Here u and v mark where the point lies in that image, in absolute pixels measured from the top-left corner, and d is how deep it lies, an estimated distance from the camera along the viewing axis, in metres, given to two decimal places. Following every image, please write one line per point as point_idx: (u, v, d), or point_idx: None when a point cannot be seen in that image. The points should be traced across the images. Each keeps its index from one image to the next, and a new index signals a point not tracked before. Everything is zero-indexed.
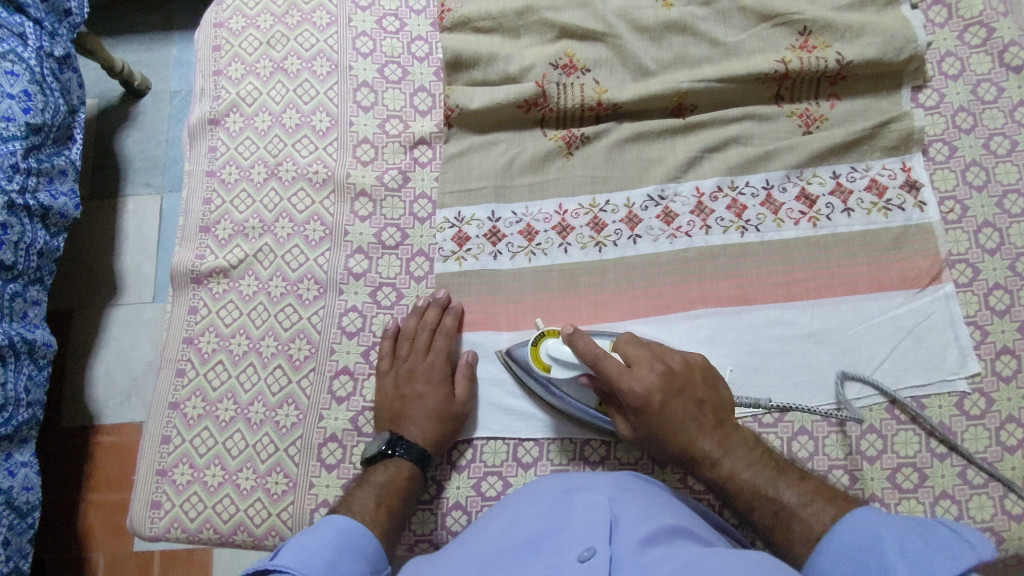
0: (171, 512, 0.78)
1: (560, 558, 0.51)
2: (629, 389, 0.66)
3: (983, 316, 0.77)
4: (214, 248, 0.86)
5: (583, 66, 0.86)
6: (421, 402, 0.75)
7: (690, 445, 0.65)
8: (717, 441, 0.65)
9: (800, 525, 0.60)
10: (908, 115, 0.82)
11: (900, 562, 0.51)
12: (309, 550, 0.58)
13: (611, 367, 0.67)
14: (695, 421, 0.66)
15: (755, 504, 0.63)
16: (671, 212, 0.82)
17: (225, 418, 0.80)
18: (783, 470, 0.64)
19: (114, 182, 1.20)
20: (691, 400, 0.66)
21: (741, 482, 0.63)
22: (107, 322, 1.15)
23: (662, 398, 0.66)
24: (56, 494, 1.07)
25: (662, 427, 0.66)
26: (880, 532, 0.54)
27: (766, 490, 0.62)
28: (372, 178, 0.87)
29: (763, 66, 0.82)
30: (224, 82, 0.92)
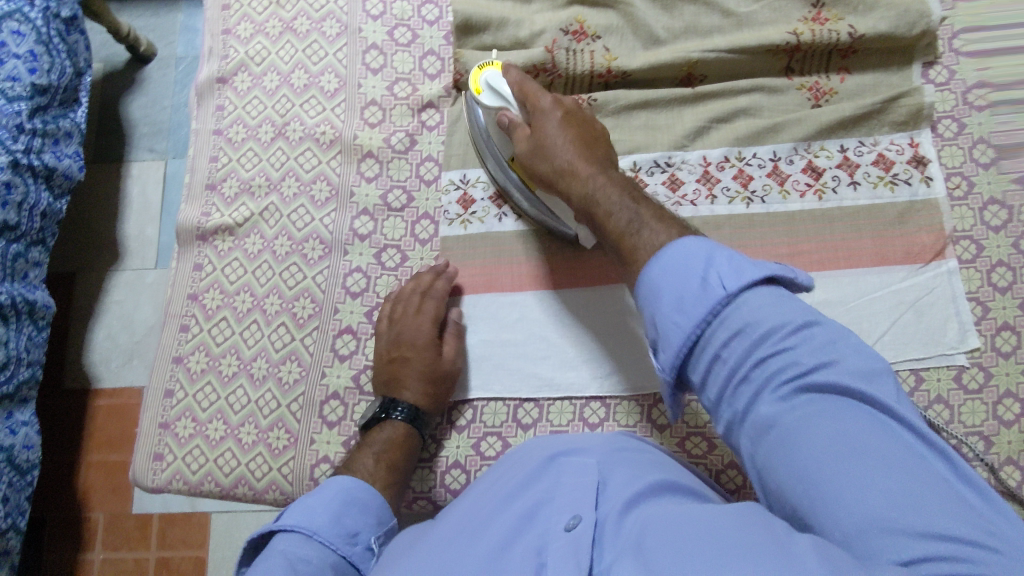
0: (173, 465, 0.79)
1: (548, 530, 0.51)
2: (538, 101, 0.70)
3: (985, 292, 0.77)
4: (220, 206, 0.86)
5: (593, 33, 0.86)
6: (411, 363, 0.75)
7: (569, 159, 0.66)
8: (589, 163, 0.66)
9: (643, 239, 0.59)
10: (918, 90, 0.82)
11: (724, 269, 0.51)
12: (317, 507, 0.59)
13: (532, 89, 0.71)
14: (580, 142, 0.67)
15: (604, 219, 0.63)
16: (677, 179, 0.82)
17: (228, 373, 0.81)
18: (643, 200, 0.63)
19: (120, 144, 1.20)
20: (586, 130, 0.69)
21: (600, 199, 0.64)
22: (109, 285, 1.15)
23: (559, 116, 0.68)
24: (57, 455, 1.09)
25: (547, 137, 0.68)
26: (708, 245, 0.53)
27: (621, 201, 0.62)
28: (380, 140, 0.87)
29: (774, 37, 0.82)
30: (233, 41, 0.92)
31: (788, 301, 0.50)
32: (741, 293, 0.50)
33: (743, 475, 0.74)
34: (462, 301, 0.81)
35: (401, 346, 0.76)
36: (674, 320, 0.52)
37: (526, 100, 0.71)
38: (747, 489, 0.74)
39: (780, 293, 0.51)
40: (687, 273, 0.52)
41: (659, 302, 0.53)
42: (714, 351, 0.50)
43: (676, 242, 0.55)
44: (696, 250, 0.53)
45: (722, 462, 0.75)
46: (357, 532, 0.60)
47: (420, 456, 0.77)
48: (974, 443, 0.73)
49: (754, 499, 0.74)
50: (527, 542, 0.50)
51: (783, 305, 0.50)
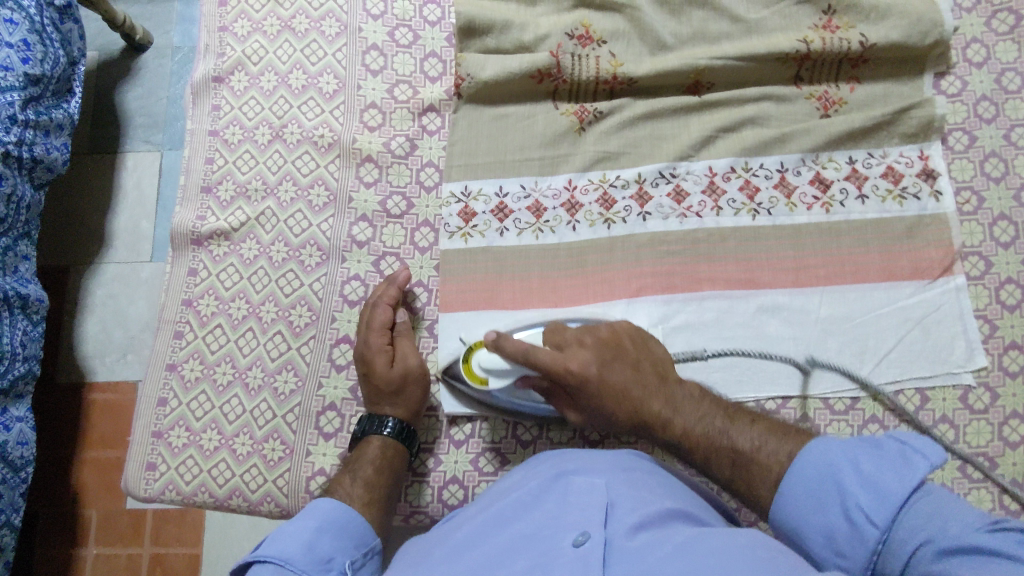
0: (167, 475, 0.78)
1: (554, 545, 0.50)
2: (563, 369, 0.64)
3: (993, 309, 0.76)
4: (215, 209, 0.85)
5: (599, 37, 0.84)
6: (375, 377, 0.73)
7: (638, 408, 0.63)
8: (661, 398, 0.63)
9: (761, 473, 0.54)
10: (930, 101, 0.80)
11: (859, 493, 0.48)
12: (287, 535, 0.57)
13: (545, 362, 0.65)
14: (630, 376, 0.64)
15: (713, 458, 0.59)
16: (682, 191, 0.81)
17: (223, 381, 0.79)
18: (733, 416, 0.60)
19: (114, 138, 1.18)
20: (626, 364, 0.65)
21: (697, 434, 0.60)
22: (103, 280, 1.13)
23: (595, 363, 0.65)
24: (50, 450, 1.07)
25: (611, 398, 0.64)
26: (821, 454, 0.51)
27: (716, 438, 0.59)
28: (379, 145, 0.85)
29: (784, 45, 0.80)
30: (230, 38, 0.90)
31: (946, 509, 0.44)
32: (893, 513, 0.46)
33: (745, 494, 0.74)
34: (459, 317, 0.79)
35: (365, 362, 0.74)
36: (832, 558, 0.48)
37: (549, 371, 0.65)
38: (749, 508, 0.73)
39: (938, 500, 0.45)
40: (823, 494, 0.50)
41: (806, 540, 0.50)
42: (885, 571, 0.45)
43: (800, 457, 0.52)
44: (815, 458, 0.51)
45: None
46: (332, 556, 0.58)
47: (414, 469, 0.76)
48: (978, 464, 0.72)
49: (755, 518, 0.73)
50: (531, 559, 0.49)
51: (954, 517, 0.44)
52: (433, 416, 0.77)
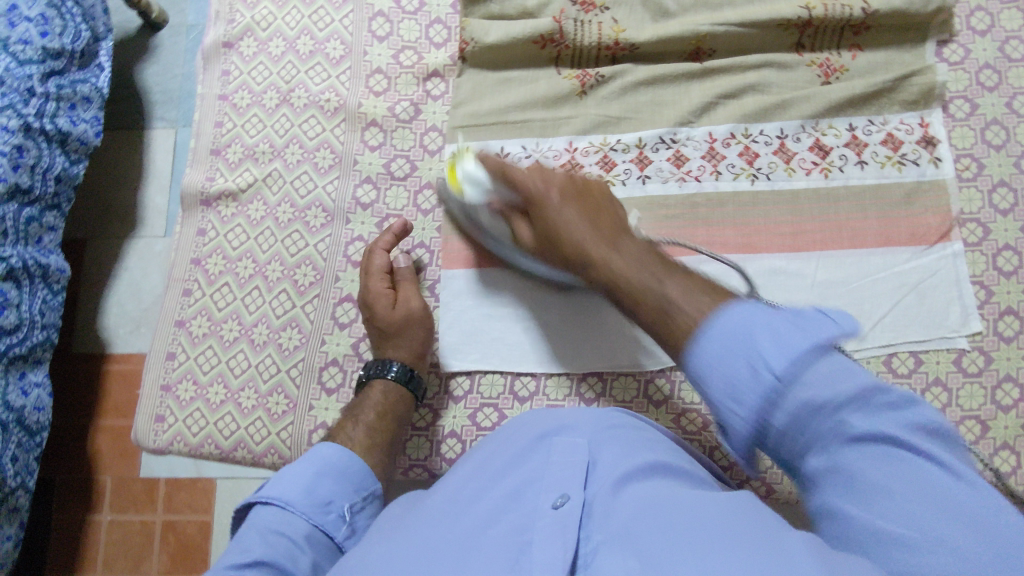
0: (175, 427, 0.80)
1: (536, 507, 0.52)
2: (532, 188, 0.67)
3: (989, 275, 0.76)
4: (224, 171, 0.87)
5: (602, 4, 0.85)
6: (376, 317, 0.76)
7: (580, 244, 0.64)
8: (601, 243, 0.62)
9: (678, 317, 0.51)
10: (931, 69, 0.80)
11: (767, 347, 0.43)
12: (290, 478, 0.60)
13: (520, 179, 0.67)
14: (581, 217, 0.65)
15: (635, 298, 0.57)
16: (682, 156, 0.81)
17: (229, 337, 0.82)
18: (668, 269, 0.56)
19: (129, 109, 1.21)
20: (589, 205, 0.66)
21: (620, 279, 0.59)
22: (118, 253, 1.16)
23: (557, 195, 0.66)
24: (66, 416, 1.10)
25: (556, 226, 0.65)
26: (748, 311, 0.45)
27: (647, 282, 0.56)
28: (384, 109, 0.86)
29: (786, 12, 0.81)
30: (240, 6, 0.91)
31: (848, 371, 0.42)
32: (798, 371, 0.42)
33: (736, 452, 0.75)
34: (463, 274, 0.80)
35: (367, 308, 0.77)
36: (727, 410, 0.44)
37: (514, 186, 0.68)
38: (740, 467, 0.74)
39: (839, 362, 0.42)
40: (737, 346, 0.44)
41: (707, 389, 0.45)
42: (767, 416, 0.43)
43: (722, 314, 0.46)
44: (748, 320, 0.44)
45: (715, 439, 0.75)
46: (331, 499, 0.61)
47: (415, 424, 0.78)
48: (970, 426, 0.73)
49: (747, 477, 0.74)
50: (512, 521, 0.51)
51: (851, 382, 0.41)
52: (435, 372, 0.79)
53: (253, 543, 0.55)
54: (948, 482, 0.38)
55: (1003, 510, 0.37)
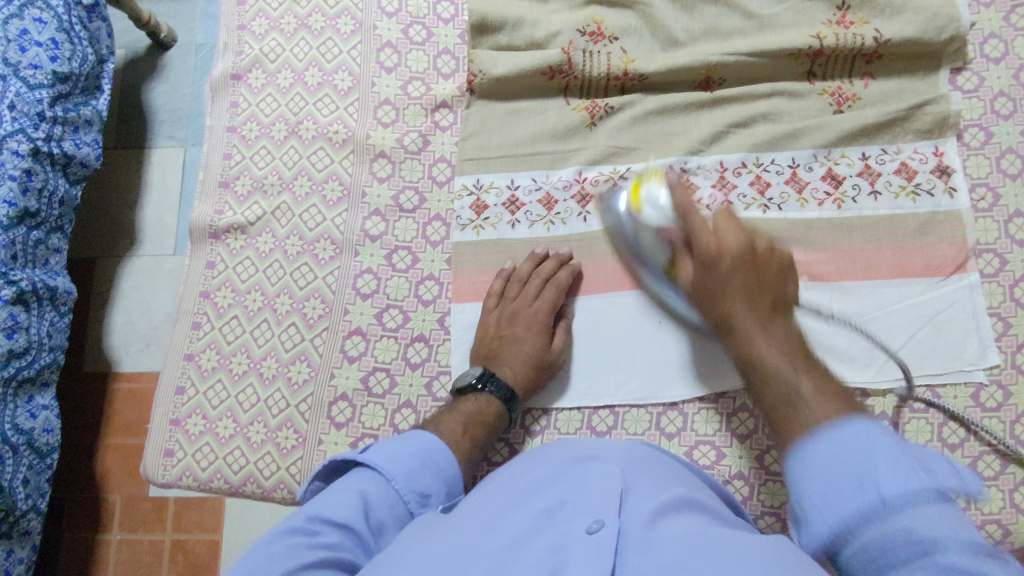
0: (184, 461, 0.80)
1: (570, 528, 0.51)
2: (705, 245, 0.61)
3: (1007, 307, 0.75)
4: (233, 204, 0.87)
5: (611, 34, 0.84)
6: (523, 352, 0.74)
7: (734, 313, 0.58)
8: (756, 320, 0.57)
9: (801, 418, 0.49)
10: (945, 97, 0.79)
11: (885, 472, 0.42)
12: (399, 454, 0.61)
13: (694, 222, 0.63)
14: (747, 286, 0.58)
15: (768, 392, 0.53)
16: (692, 185, 0.81)
17: (238, 371, 0.81)
18: (809, 365, 0.54)
19: (139, 133, 1.21)
20: (764, 276, 0.59)
21: (764, 362, 0.55)
22: (125, 272, 1.16)
23: (729, 258, 0.60)
24: (76, 437, 1.10)
25: (719, 285, 0.60)
26: (867, 431, 0.44)
27: (785, 373, 0.53)
28: (392, 140, 0.86)
29: (797, 41, 0.80)
30: (248, 37, 0.92)
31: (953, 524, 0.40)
32: (906, 503, 0.40)
33: (751, 487, 0.73)
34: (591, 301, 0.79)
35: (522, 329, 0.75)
36: (817, 511, 0.43)
37: (694, 237, 0.62)
38: (755, 502, 0.72)
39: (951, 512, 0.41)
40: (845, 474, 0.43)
41: (801, 487, 0.45)
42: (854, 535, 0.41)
43: (842, 424, 0.45)
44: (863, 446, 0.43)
45: (729, 473, 0.73)
46: (429, 493, 0.61)
47: None
48: (988, 462, 0.71)
49: (761, 512, 0.72)
50: (547, 540, 0.50)
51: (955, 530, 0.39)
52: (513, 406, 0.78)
53: (346, 501, 0.56)
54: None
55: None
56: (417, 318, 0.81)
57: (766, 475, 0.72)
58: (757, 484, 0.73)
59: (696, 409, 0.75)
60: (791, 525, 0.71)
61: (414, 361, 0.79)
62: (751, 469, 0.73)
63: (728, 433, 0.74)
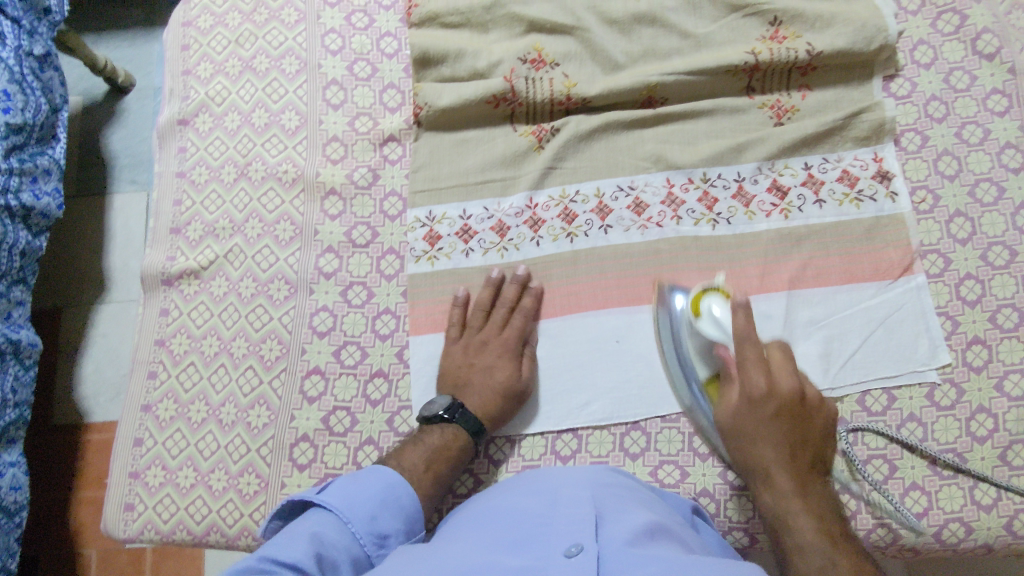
0: (145, 514, 0.78)
1: (548, 550, 0.52)
2: (756, 388, 0.62)
3: (954, 306, 0.76)
4: (185, 249, 0.86)
5: (551, 60, 0.85)
6: (492, 382, 0.74)
7: (772, 465, 0.62)
8: (793, 481, 0.62)
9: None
10: (879, 105, 0.81)
11: None
12: (357, 495, 0.63)
13: (751, 365, 0.63)
14: (787, 450, 0.62)
15: (795, 560, 0.59)
16: (641, 202, 0.82)
17: (197, 419, 0.80)
18: (843, 544, 0.58)
19: (101, 180, 1.23)
20: (804, 431, 0.62)
21: (792, 521, 0.61)
22: (96, 319, 1.16)
23: (773, 411, 0.62)
24: (49, 492, 1.08)
25: (756, 438, 0.63)
26: None
27: (818, 552, 0.58)
28: (342, 177, 0.86)
29: (733, 58, 0.82)
30: (193, 81, 0.92)
31: None
32: None
33: (717, 503, 0.72)
34: (551, 323, 0.79)
35: (493, 359, 0.75)
36: None
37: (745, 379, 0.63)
38: (721, 517, 0.72)
39: None
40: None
41: None
42: None
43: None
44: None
45: (694, 490, 0.73)
46: (386, 535, 0.63)
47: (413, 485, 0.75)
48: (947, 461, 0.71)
49: (729, 527, 0.72)
50: (525, 561, 0.51)
51: None
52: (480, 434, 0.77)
53: (298, 542, 0.57)
54: None
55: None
56: (375, 353, 0.80)
57: (730, 491, 0.72)
58: (723, 499, 0.72)
59: (659, 428, 0.75)
60: (757, 538, 0.71)
61: (374, 398, 0.79)
62: (716, 484, 0.72)
63: (691, 451, 0.74)
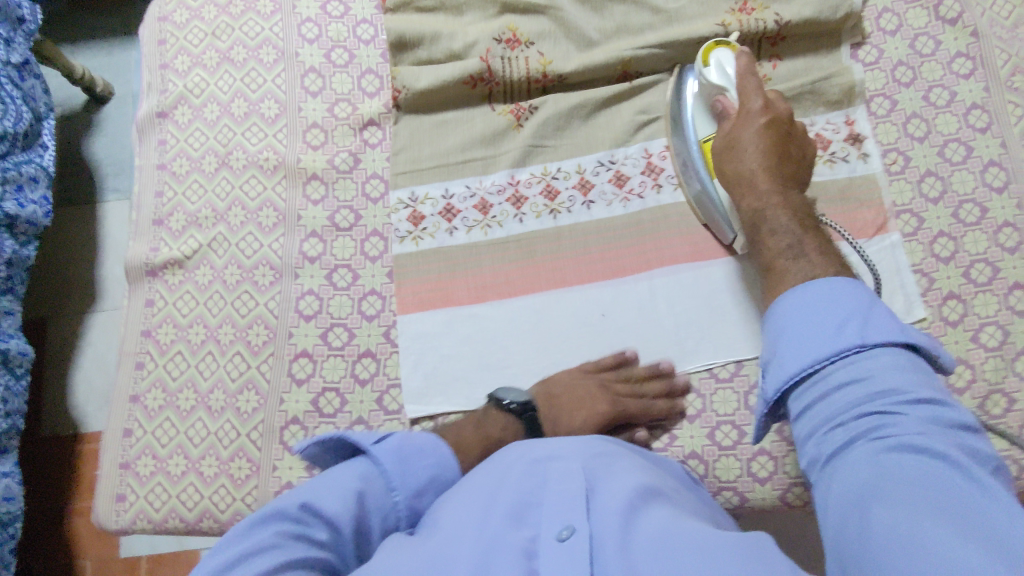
0: (137, 504, 0.78)
1: (539, 534, 0.52)
2: (752, 104, 0.69)
3: (929, 263, 0.77)
4: (168, 240, 0.86)
5: (526, 39, 0.87)
6: (570, 426, 0.72)
7: (757, 168, 0.67)
8: (774, 180, 0.66)
9: (782, 265, 0.61)
10: (848, 69, 0.83)
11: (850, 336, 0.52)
12: (411, 460, 0.60)
13: (748, 87, 0.70)
14: (774, 156, 0.67)
15: (766, 234, 0.64)
16: (622, 175, 0.83)
17: (186, 407, 0.80)
18: (808, 227, 0.63)
19: (85, 187, 1.22)
20: (789, 147, 0.68)
21: (769, 214, 0.65)
22: (84, 329, 1.16)
23: (763, 123, 0.68)
24: (45, 504, 1.08)
25: (745, 142, 0.68)
26: (844, 299, 0.53)
27: (789, 228, 0.63)
28: (323, 162, 0.87)
29: (703, 30, 0.83)
30: (171, 75, 0.92)
31: (910, 381, 0.49)
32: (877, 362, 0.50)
33: (705, 464, 0.73)
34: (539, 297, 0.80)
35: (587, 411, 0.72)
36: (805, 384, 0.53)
37: (743, 98, 0.70)
38: (711, 478, 0.72)
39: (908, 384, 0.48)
40: (824, 319, 0.53)
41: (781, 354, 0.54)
42: (823, 390, 0.51)
43: (828, 281, 0.55)
44: (843, 291, 0.54)
45: (683, 453, 0.73)
46: (423, 511, 0.61)
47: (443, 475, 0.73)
48: None
49: (718, 488, 0.72)
50: (515, 543, 0.51)
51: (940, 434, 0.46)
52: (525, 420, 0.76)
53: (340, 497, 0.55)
54: (958, 482, 0.42)
55: (999, 496, 0.41)
56: (362, 334, 0.81)
57: (718, 451, 0.73)
58: (711, 460, 0.73)
59: None
60: (747, 497, 0.72)
61: (363, 377, 0.79)
62: (703, 446, 0.73)
63: (678, 415, 0.75)
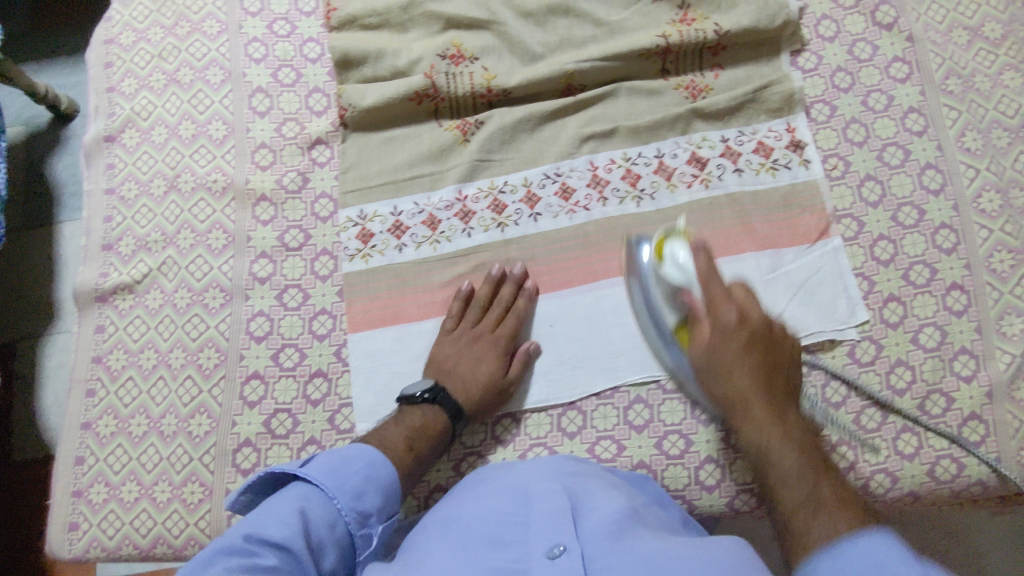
0: (89, 533, 0.77)
1: (528, 556, 0.53)
2: (724, 319, 0.63)
3: (870, 266, 0.78)
4: (118, 264, 0.86)
5: (470, 55, 0.87)
6: (479, 376, 0.75)
7: (746, 393, 0.61)
8: (770, 412, 0.60)
9: (802, 523, 0.52)
10: (787, 77, 0.84)
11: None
12: (343, 470, 0.63)
13: (714, 288, 0.65)
14: (763, 381, 0.62)
15: (778, 485, 0.57)
16: (568, 188, 0.84)
17: (138, 433, 0.80)
18: (822, 472, 0.56)
19: (47, 209, 1.22)
20: (773, 355, 0.63)
21: (772, 459, 0.58)
22: (46, 352, 1.15)
23: (746, 341, 0.63)
24: (14, 533, 1.07)
25: (728, 364, 0.63)
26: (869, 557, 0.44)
27: (797, 478, 0.56)
28: (271, 182, 0.87)
29: (644, 42, 0.84)
30: (118, 98, 0.92)
31: None
32: None
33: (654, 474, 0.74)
34: None
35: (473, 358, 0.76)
36: None
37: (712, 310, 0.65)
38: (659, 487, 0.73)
39: None
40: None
41: None
42: None
43: (853, 542, 0.46)
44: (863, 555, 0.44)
45: (631, 463, 0.74)
46: (370, 513, 0.63)
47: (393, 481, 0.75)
48: (871, 415, 0.73)
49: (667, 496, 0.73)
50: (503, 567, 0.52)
51: None
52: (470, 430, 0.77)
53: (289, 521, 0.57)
54: None
55: None
56: (314, 354, 0.81)
57: (666, 460, 0.74)
58: (660, 470, 0.74)
59: (594, 405, 0.76)
60: (696, 504, 0.73)
61: (315, 398, 0.79)
62: (651, 455, 0.74)
63: (626, 425, 0.75)
